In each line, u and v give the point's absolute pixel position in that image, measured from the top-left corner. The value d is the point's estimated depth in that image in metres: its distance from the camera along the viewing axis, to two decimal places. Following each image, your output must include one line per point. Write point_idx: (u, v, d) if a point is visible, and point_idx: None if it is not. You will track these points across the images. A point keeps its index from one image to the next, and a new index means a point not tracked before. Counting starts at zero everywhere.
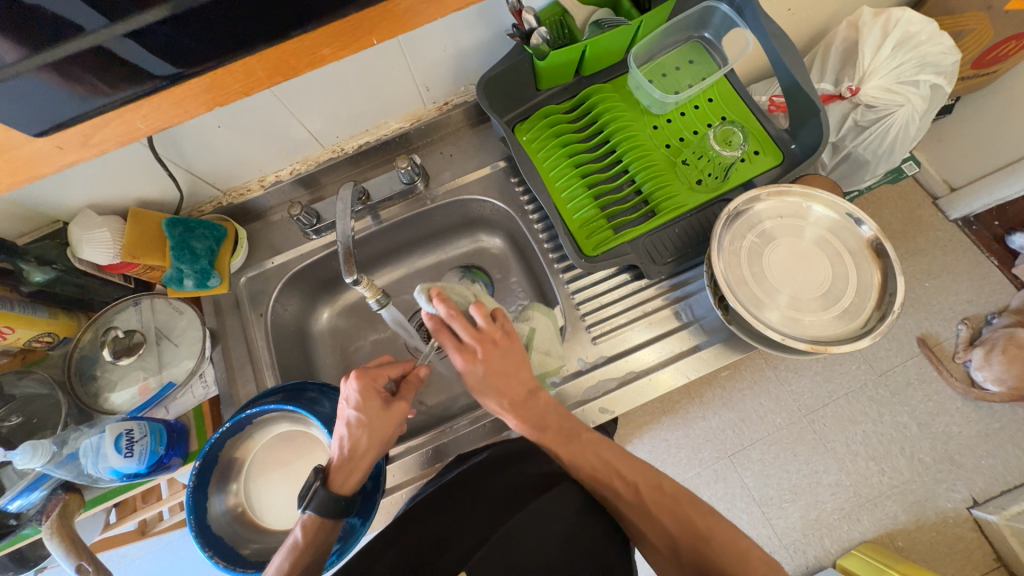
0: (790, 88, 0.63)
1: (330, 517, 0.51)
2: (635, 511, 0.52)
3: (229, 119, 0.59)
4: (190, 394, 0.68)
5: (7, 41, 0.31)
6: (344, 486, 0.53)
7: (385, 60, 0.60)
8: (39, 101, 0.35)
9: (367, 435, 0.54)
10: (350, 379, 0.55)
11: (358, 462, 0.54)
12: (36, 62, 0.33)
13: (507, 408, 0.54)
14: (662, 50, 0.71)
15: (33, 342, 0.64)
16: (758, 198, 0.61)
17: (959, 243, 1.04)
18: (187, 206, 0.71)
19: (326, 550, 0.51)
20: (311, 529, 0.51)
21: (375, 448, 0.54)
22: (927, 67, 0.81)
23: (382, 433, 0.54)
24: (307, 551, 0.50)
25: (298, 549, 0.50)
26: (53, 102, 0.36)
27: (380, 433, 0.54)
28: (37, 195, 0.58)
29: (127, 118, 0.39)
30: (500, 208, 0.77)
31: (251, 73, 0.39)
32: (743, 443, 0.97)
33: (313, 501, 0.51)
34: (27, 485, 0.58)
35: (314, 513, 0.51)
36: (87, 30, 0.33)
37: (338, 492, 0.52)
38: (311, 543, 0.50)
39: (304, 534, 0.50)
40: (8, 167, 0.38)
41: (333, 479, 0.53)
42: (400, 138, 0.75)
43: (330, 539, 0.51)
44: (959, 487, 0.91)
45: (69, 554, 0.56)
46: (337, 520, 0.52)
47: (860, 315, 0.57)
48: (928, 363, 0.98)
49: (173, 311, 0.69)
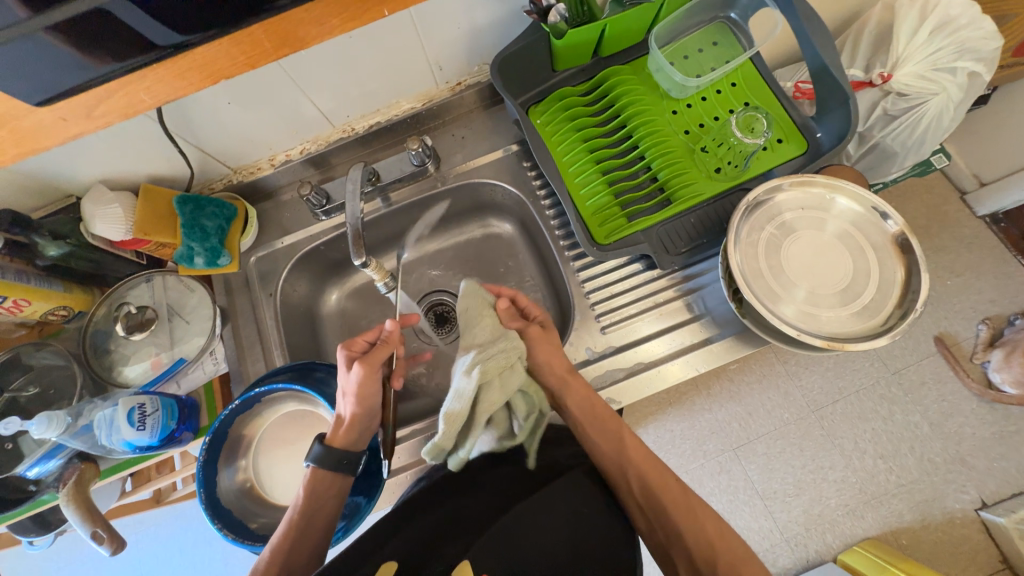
0: (819, 73, 0.60)
1: (328, 469, 0.53)
2: (662, 520, 0.49)
3: (238, 95, 0.58)
4: (201, 370, 0.68)
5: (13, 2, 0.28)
6: (341, 441, 0.55)
7: (398, 35, 0.58)
8: (39, 72, 0.33)
9: (352, 398, 0.55)
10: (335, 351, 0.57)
11: (350, 421, 0.55)
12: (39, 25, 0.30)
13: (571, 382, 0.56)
14: (686, 30, 0.68)
15: (49, 315, 0.65)
16: (779, 188, 0.59)
17: (986, 240, 1.00)
18: (197, 183, 0.71)
19: (321, 503, 0.53)
20: (307, 486, 0.53)
21: (359, 407, 0.55)
22: (966, 53, 0.76)
23: (361, 395, 0.55)
24: (304, 505, 0.52)
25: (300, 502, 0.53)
26: (52, 75, 0.34)
27: (360, 393, 0.54)
28: (50, 168, 0.58)
29: (132, 89, 0.37)
30: (511, 192, 0.75)
31: (257, 45, 0.37)
32: (749, 437, 0.97)
33: (312, 455, 0.54)
34: (44, 453, 0.60)
35: (312, 468, 0.54)
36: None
37: (335, 447, 0.54)
38: (313, 491, 0.53)
39: (303, 491, 0.53)
40: (13, 138, 0.38)
41: (332, 438, 0.55)
42: (411, 118, 0.74)
43: (333, 490, 0.54)
44: (969, 488, 0.90)
45: (86, 521, 0.58)
46: (338, 472, 0.54)
47: (881, 313, 0.56)
48: (944, 362, 0.95)
49: (185, 288, 0.70)
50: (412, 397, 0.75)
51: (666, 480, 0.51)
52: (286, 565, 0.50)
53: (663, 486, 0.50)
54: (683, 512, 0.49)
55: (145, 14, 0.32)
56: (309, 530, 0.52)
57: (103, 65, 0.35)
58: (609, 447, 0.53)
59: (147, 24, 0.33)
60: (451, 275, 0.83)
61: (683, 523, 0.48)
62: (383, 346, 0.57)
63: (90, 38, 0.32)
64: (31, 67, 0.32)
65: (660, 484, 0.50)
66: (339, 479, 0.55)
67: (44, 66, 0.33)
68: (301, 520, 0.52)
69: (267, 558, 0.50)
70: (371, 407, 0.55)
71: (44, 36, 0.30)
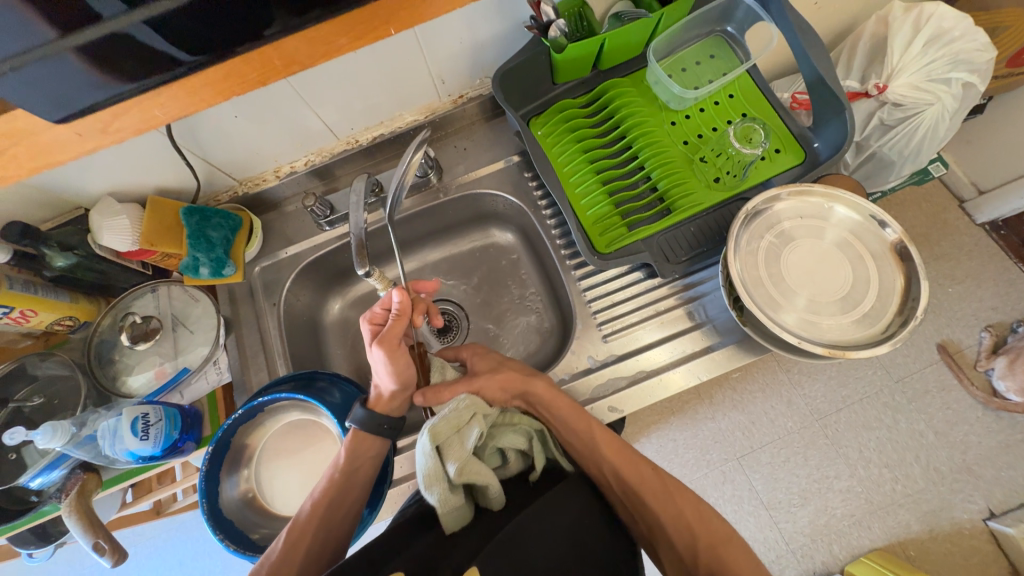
0: (815, 84, 0.61)
1: (370, 432, 0.57)
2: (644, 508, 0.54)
3: (246, 109, 0.59)
4: (204, 380, 0.69)
5: (43, 20, 0.30)
6: (382, 407, 0.58)
7: (402, 50, 0.60)
8: (56, 89, 0.34)
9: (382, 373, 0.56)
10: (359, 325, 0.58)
11: (388, 390, 0.57)
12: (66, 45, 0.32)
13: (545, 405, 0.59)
14: (683, 43, 0.69)
15: (55, 325, 0.66)
16: (778, 197, 0.60)
17: (985, 248, 1.01)
18: (204, 195, 0.72)
19: (362, 465, 0.57)
20: (349, 450, 0.57)
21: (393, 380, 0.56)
22: (960, 64, 0.77)
23: (392, 370, 0.56)
24: (347, 468, 0.56)
25: (339, 465, 0.56)
26: (71, 91, 0.35)
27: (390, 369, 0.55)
28: (60, 180, 0.59)
29: (145, 106, 0.38)
30: (513, 203, 0.76)
31: (268, 63, 0.38)
32: (753, 446, 0.96)
33: (354, 419, 0.57)
34: (48, 463, 0.60)
35: (354, 431, 0.57)
36: (106, 17, 0.31)
37: (377, 411, 0.58)
38: (354, 452, 0.57)
39: (343, 455, 0.57)
40: (29, 152, 0.38)
41: (373, 403, 0.58)
42: (414, 131, 0.75)
43: (372, 452, 0.58)
44: (976, 498, 0.89)
45: (87, 532, 0.58)
46: (379, 435, 0.57)
47: (881, 320, 0.56)
48: (948, 370, 0.95)
49: (189, 298, 0.70)
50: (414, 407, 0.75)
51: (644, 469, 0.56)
52: (326, 519, 0.55)
53: (643, 476, 0.55)
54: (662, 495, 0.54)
55: (159, 33, 0.33)
56: (346, 491, 0.56)
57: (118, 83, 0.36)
58: (591, 448, 0.56)
59: (158, 43, 0.34)
60: (453, 285, 0.83)
61: (663, 509, 0.53)
62: (397, 321, 0.55)
63: (104, 57, 0.33)
64: (47, 84, 0.33)
65: (640, 476, 0.55)
66: (379, 441, 0.58)
67: (60, 83, 0.34)
68: (340, 481, 0.56)
69: (309, 510, 0.55)
70: (405, 377, 0.57)
71: (70, 55, 0.32)
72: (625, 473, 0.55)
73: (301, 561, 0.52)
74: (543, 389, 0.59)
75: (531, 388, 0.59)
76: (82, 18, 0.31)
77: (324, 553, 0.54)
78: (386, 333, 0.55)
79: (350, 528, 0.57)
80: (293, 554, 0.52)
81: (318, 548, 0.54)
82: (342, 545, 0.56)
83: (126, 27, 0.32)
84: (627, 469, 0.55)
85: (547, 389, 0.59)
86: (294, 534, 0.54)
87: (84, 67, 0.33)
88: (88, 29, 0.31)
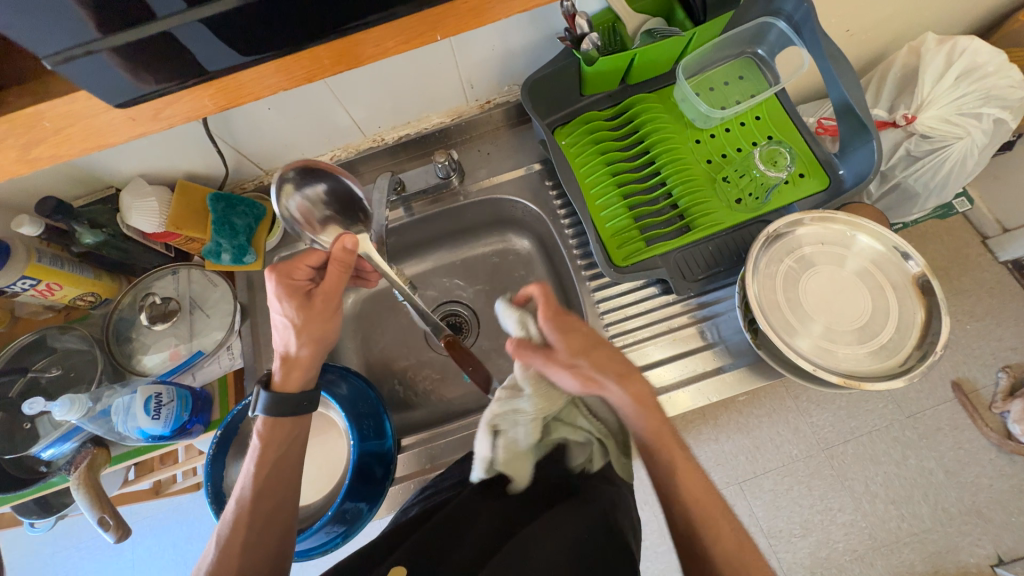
0: (844, 111, 0.61)
1: (287, 415, 0.54)
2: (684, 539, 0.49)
3: (279, 102, 0.61)
4: (217, 363, 0.70)
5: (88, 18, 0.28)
6: (294, 384, 0.56)
7: (434, 54, 0.61)
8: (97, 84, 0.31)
9: (302, 334, 0.54)
10: (267, 280, 0.54)
11: (301, 361, 0.55)
12: (111, 44, 0.30)
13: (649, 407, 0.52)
14: (713, 63, 0.69)
15: (77, 300, 0.68)
16: (801, 222, 0.60)
17: (1006, 287, 0.99)
18: (231, 182, 0.74)
19: (289, 443, 0.55)
20: (268, 430, 0.54)
21: (314, 344, 0.55)
22: (991, 100, 0.77)
23: (319, 329, 0.55)
24: (272, 448, 0.53)
25: (262, 446, 0.53)
26: (111, 88, 0.32)
27: (316, 329, 0.54)
28: (96, 159, 0.60)
29: (195, 96, 0.35)
30: (532, 210, 0.77)
31: (316, 61, 0.35)
32: (756, 471, 0.95)
33: (260, 404, 0.54)
34: (60, 435, 0.61)
35: (263, 415, 0.54)
36: (160, 16, 0.29)
37: (286, 392, 0.55)
38: (271, 440, 0.54)
39: (263, 436, 0.53)
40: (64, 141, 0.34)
41: (280, 382, 0.55)
42: (440, 133, 0.76)
43: (290, 434, 0.55)
44: (985, 542, 0.86)
45: (93, 506, 0.58)
46: (299, 415, 0.55)
47: (899, 353, 0.55)
48: (962, 409, 0.93)
49: (208, 283, 0.71)
50: (418, 406, 0.75)
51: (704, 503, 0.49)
52: (260, 513, 0.51)
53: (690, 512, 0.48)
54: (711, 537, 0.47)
55: (216, 33, 0.31)
56: (279, 478, 0.53)
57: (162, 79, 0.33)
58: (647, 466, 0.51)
59: (208, 45, 0.32)
60: (466, 287, 0.84)
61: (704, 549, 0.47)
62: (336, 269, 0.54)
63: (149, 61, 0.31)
64: (95, 80, 0.31)
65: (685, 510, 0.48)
66: (300, 420, 0.56)
67: (100, 82, 0.31)
68: (266, 470, 0.52)
69: (238, 508, 0.51)
70: (327, 342, 0.56)
71: (110, 56, 0.30)
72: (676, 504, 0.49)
73: (239, 561, 0.48)
74: (629, 400, 0.51)
75: (612, 397, 0.51)
76: (130, 18, 0.29)
77: (265, 548, 0.50)
78: (327, 287, 0.54)
79: (291, 518, 0.53)
80: (228, 556, 0.48)
81: (256, 543, 0.49)
82: (287, 539, 0.52)
83: (182, 26, 0.30)
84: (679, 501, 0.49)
85: (637, 397, 0.51)
86: (228, 535, 0.50)
87: (126, 66, 0.31)
88: (139, 28, 0.29)
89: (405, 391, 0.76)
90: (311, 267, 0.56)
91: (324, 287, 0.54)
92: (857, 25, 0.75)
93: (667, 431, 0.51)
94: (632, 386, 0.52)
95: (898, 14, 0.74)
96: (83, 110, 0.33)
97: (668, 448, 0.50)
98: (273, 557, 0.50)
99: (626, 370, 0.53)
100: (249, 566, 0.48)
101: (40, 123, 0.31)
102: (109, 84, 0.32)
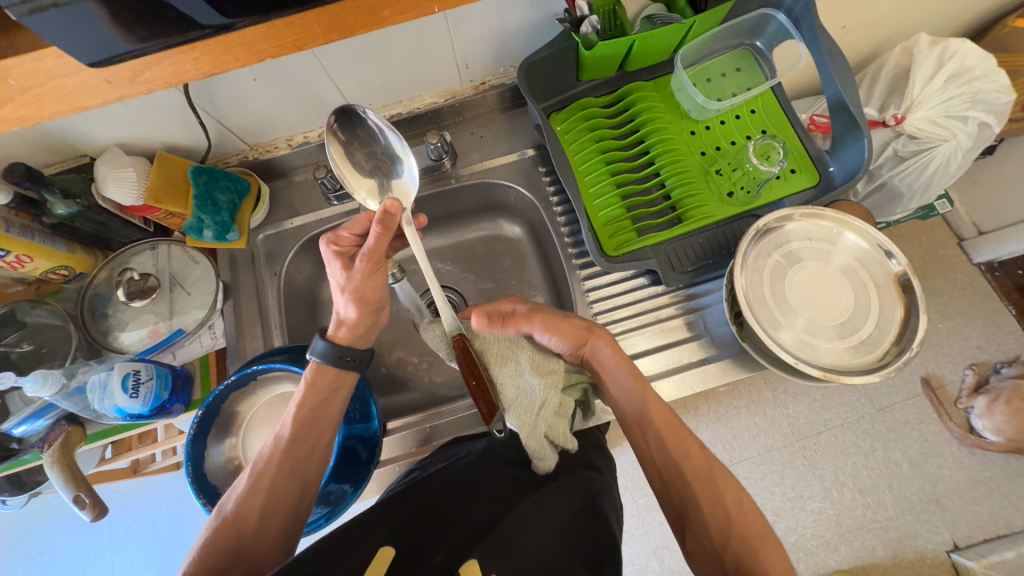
0: (837, 107, 0.61)
1: (332, 364, 0.54)
2: (701, 543, 0.49)
3: (265, 73, 0.58)
4: (197, 343, 0.68)
5: None
6: (342, 339, 0.55)
7: (429, 28, 0.58)
8: (64, 38, 0.28)
9: (348, 291, 0.53)
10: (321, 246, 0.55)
11: (348, 320, 0.54)
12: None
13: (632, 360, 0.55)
14: (711, 54, 0.69)
15: (50, 274, 0.65)
16: (790, 217, 0.60)
17: (978, 288, 1.02)
18: (213, 155, 0.71)
19: (330, 395, 0.55)
20: (317, 374, 0.54)
21: (358, 301, 0.53)
22: (978, 104, 0.78)
23: (362, 289, 0.53)
24: (315, 394, 0.54)
25: (306, 391, 0.54)
26: (75, 45, 0.29)
27: (359, 289, 0.53)
28: (68, 126, 0.57)
29: (178, 60, 0.33)
30: (524, 196, 0.76)
31: (307, 28, 0.33)
32: (732, 460, 0.98)
33: (316, 351, 0.54)
34: (32, 412, 0.59)
35: (316, 360, 0.54)
36: None
37: (340, 343, 0.55)
38: (316, 387, 0.54)
39: (309, 384, 0.54)
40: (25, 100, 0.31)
41: (335, 335, 0.55)
42: (432, 113, 0.75)
43: (334, 384, 0.55)
44: (942, 529, 0.91)
45: (68, 484, 0.57)
46: (343, 368, 0.55)
47: (878, 348, 0.57)
48: (929, 404, 0.97)
49: (189, 260, 0.69)
50: (405, 389, 0.75)
51: (729, 490, 0.51)
52: (291, 458, 0.52)
53: (726, 505, 0.50)
54: (734, 545, 0.47)
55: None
56: (314, 429, 0.54)
57: (136, 41, 0.30)
58: (676, 462, 0.52)
59: (195, 6, 0.28)
60: (453, 272, 0.82)
61: (725, 546, 0.48)
62: (376, 238, 0.49)
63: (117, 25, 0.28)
64: (58, 35, 0.28)
65: (722, 505, 0.50)
66: (344, 374, 0.56)
67: (69, 34, 0.28)
68: (304, 416, 0.53)
69: (273, 449, 0.52)
70: (373, 300, 0.54)
71: (75, 17, 0.26)
72: (704, 495, 0.50)
73: (262, 501, 0.50)
74: (614, 348, 0.55)
75: (603, 355, 0.55)
76: None
77: (288, 493, 0.51)
78: (371, 248, 0.50)
79: (318, 467, 0.55)
80: (255, 494, 0.50)
81: (283, 486, 0.51)
82: (309, 489, 0.53)
83: None
84: (708, 490, 0.51)
85: (612, 345, 0.55)
86: (260, 471, 0.51)
87: (83, 32, 0.28)
88: None
89: (391, 376, 0.76)
90: (358, 234, 0.55)
91: (364, 248, 0.50)
92: (855, 22, 0.75)
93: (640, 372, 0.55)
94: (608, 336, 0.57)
95: (894, 13, 0.75)
96: (54, 70, 0.31)
97: (657, 405, 0.54)
98: (294, 502, 0.52)
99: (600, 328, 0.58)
100: (270, 508, 0.50)
101: (6, 81, 0.30)
102: (85, 39, 0.28)
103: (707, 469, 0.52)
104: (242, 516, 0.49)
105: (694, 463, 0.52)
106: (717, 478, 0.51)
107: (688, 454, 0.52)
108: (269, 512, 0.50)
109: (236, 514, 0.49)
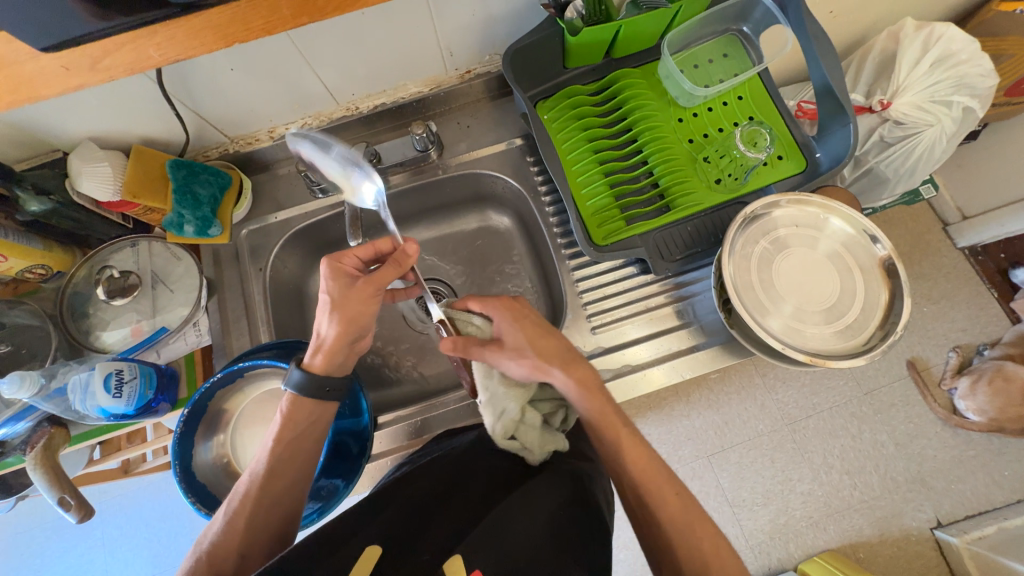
0: (823, 93, 0.61)
1: (309, 395, 0.53)
2: None
3: (241, 62, 0.56)
4: (182, 341, 0.67)
5: None
6: (319, 367, 0.54)
7: (410, 15, 0.57)
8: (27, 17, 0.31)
9: (336, 312, 0.52)
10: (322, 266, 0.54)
11: (327, 343, 0.53)
12: None
13: (594, 392, 0.52)
14: (699, 40, 0.68)
15: (25, 273, 0.63)
16: (777, 204, 0.60)
17: (962, 272, 1.04)
18: (192, 148, 0.69)
19: (309, 428, 0.54)
20: (293, 406, 0.53)
21: (345, 325, 0.52)
22: (962, 88, 0.79)
23: (352, 311, 0.52)
24: (290, 429, 0.53)
25: (282, 425, 0.52)
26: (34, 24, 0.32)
27: (348, 312, 0.52)
28: (38, 119, 0.55)
29: (140, 44, 0.36)
30: (513, 186, 0.75)
31: (275, 11, 0.36)
32: (723, 445, 0.99)
33: (291, 381, 0.53)
34: (12, 414, 0.58)
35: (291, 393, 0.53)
36: None
37: (319, 372, 0.54)
38: (293, 419, 0.53)
39: (284, 420, 0.52)
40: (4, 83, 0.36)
41: (312, 363, 0.54)
42: (417, 103, 0.73)
43: (313, 415, 0.54)
44: (926, 507, 0.93)
45: (52, 486, 0.56)
46: (321, 399, 0.54)
47: (863, 333, 0.57)
48: (914, 386, 0.98)
49: (171, 256, 0.67)
50: (396, 383, 0.75)
51: (707, 539, 0.47)
52: (268, 493, 0.50)
53: (706, 555, 0.46)
54: None
55: None
56: (292, 461, 0.52)
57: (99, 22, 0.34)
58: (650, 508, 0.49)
59: None
60: (443, 264, 0.82)
61: None
62: (388, 267, 0.53)
63: None
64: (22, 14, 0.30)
65: (700, 555, 0.46)
66: (325, 406, 0.55)
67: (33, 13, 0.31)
68: (280, 449, 0.52)
69: (249, 483, 0.50)
70: (359, 325, 0.54)
71: None
72: (680, 542, 0.47)
73: (240, 540, 0.48)
74: (573, 385, 0.52)
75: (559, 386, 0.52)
76: None
77: (266, 529, 0.50)
78: (377, 275, 0.53)
79: (298, 499, 0.53)
80: (233, 533, 0.48)
81: (261, 522, 0.50)
82: (289, 522, 0.52)
83: None
84: (685, 539, 0.47)
85: (580, 382, 0.52)
86: (237, 509, 0.49)
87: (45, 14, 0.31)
88: None
89: (382, 371, 0.76)
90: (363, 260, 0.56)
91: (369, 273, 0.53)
92: (842, 7, 0.74)
93: (613, 413, 0.52)
94: (577, 369, 0.53)
95: None
96: None
97: (631, 451, 0.51)
98: (274, 537, 0.51)
99: (571, 356, 0.54)
100: (248, 547, 0.49)
101: None
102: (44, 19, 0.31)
103: (683, 517, 0.48)
104: (219, 557, 0.47)
105: (670, 509, 0.49)
106: (695, 527, 0.48)
107: (663, 500, 0.49)
108: (249, 549, 0.48)
109: (213, 554, 0.48)
